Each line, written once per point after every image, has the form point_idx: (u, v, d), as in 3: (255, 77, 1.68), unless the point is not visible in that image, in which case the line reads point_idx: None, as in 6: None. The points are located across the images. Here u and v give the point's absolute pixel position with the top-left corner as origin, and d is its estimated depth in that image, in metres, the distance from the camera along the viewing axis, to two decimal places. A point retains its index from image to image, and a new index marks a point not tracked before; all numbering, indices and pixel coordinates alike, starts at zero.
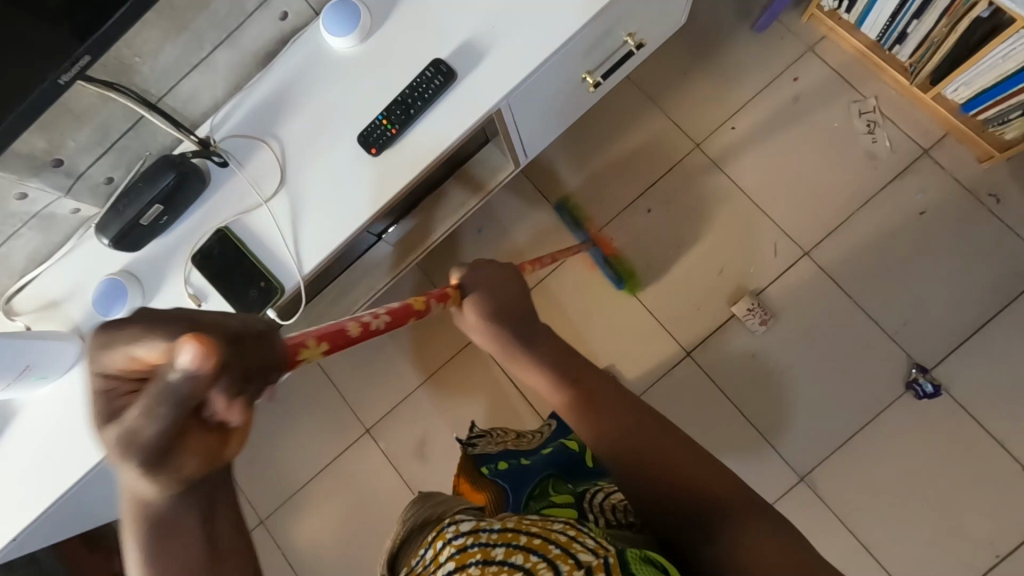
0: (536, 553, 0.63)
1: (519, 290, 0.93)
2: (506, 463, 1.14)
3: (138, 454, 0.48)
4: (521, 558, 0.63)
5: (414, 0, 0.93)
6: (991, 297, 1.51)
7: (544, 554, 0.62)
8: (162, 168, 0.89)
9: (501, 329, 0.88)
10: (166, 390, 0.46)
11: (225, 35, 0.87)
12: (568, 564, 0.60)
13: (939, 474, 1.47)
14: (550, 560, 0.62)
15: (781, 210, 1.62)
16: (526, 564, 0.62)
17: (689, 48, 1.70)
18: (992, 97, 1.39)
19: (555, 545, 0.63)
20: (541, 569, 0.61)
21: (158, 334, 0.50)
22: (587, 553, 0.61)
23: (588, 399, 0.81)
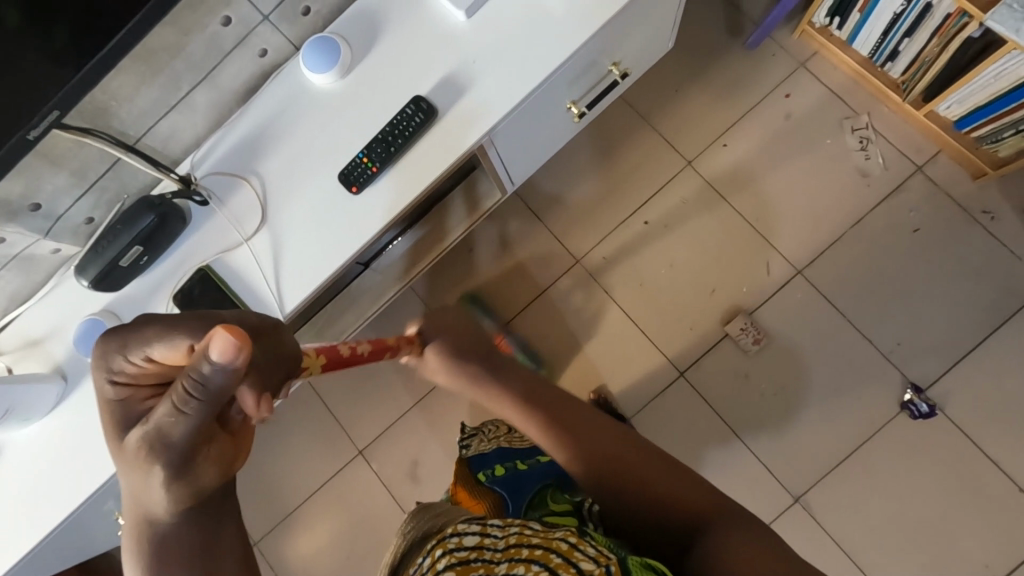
0: (537, 562, 0.59)
1: (471, 330, 1.05)
2: (503, 468, 1.09)
3: (166, 455, 0.54)
4: (524, 569, 0.59)
5: (395, 36, 0.92)
6: (986, 316, 1.50)
7: (546, 564, 0.59)
8: (141, 209, 0.88)
9: (462, 370, 0.98)
10: (204, 383, 0.53)
11: (203, 76, 0.87)
12: None
13: (936, 496, 1.46)
14: (551, 570, 0.58)
15: (773, 227, 1.61)
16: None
17: (680, 65, 1.69)
18: (985, 115, 1.37)
19: (557, 553, 0.60)
20: None
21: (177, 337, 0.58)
22: (590, 562, 0.58)
23: (551, 420, 0.86)
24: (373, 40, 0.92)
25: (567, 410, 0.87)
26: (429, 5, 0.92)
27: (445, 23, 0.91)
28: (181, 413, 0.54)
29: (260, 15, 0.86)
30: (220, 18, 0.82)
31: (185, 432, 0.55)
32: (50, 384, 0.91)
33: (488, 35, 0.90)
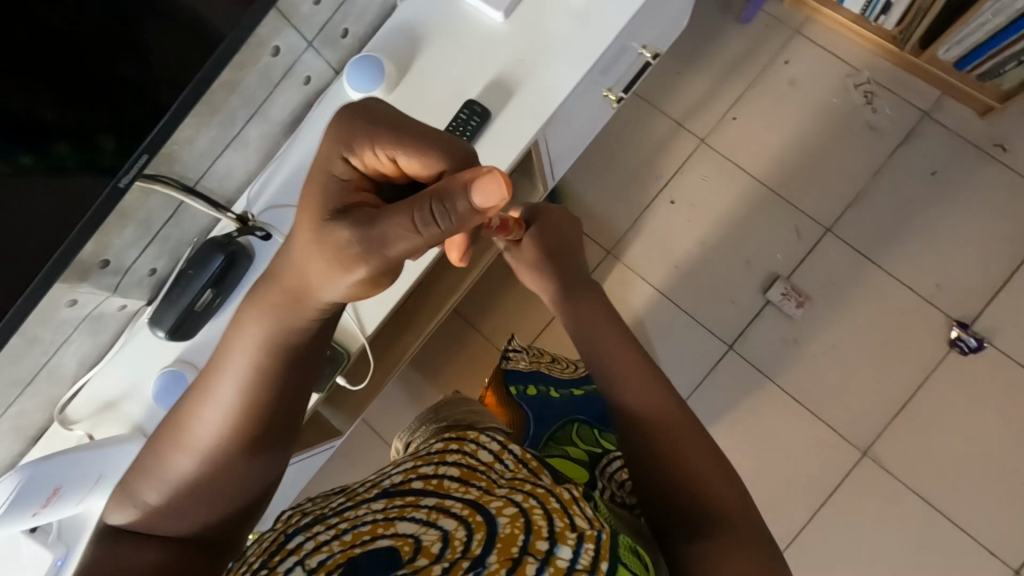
0: (535, 499, 0.61)
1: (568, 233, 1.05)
2: (535, 388, 1.17)
3: (369, 244, 0.57)
4: (520, 497, 0.61)
5: (435, 45, 0.92)
6: (1015, 245, 1.53)
7: (543, 503, 0.61)
8: (210, 250, 0.87)
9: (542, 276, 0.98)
10: (449, 199, 0.54)
11: (256, 109, 0.86)
12: (563, 522, 0.59)
13: (999, 426, 1.48)
14: (546, 511, 0.60)
15: (795, 191, 1.63)
16: (523, 503, 0.61)
17: (679, 48, 1.72)
18: (986, 53, 1.42)
19: (557, 499, 0.62)
20: (535, 514, 0.59)
21: (419, 151, 0.61)
22: (584, 521, 0.60)
23: (640, 401, 0.78)
24: (416, 51, 0.92)
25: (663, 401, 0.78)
26: (463, 10, 0.92)
27: (484, 27, 0.91)
28: (416, 225, 0.55)
29: (304, 42, 0.86)
30: (271, 49, 0.82)
31: (400, 233, 0.56)
32: (134, 446, 0.88)
33: (528, 33, 0.91)
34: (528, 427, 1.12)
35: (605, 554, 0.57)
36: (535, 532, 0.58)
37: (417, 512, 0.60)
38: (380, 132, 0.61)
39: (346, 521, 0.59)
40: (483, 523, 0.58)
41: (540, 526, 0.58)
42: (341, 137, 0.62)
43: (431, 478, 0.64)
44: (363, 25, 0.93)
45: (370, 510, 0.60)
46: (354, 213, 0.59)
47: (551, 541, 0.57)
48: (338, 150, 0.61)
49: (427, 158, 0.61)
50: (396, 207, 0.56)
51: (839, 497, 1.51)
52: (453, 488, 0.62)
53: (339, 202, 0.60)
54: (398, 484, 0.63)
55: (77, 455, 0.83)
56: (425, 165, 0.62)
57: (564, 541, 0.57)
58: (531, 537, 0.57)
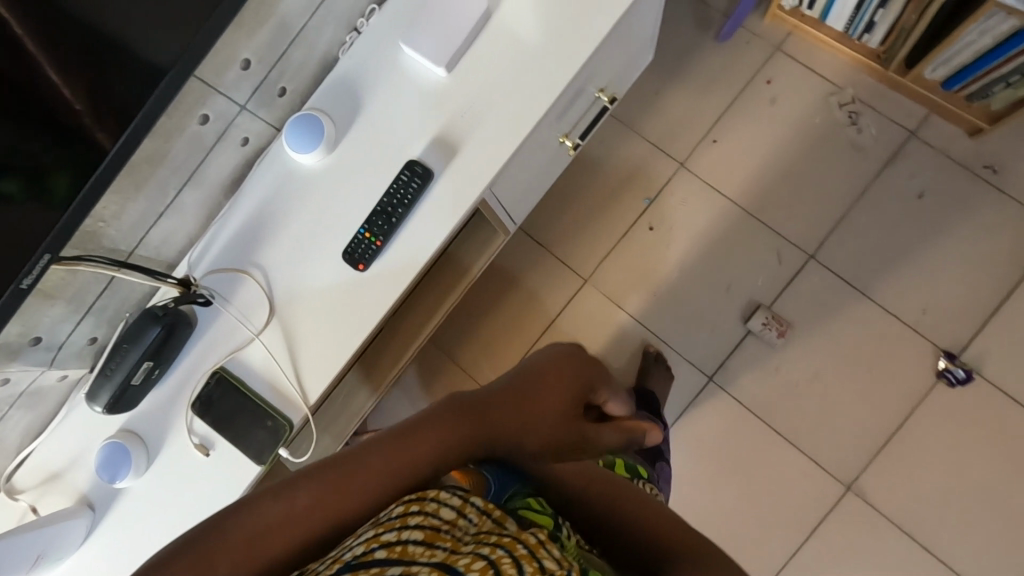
0: (503, 548, 0.53)
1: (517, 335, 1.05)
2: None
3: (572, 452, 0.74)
4: (487, 549, 0.53)
5: (377, 101, 0.89)
6: (1006, 271, 1.47)
7: (510, 550, 0.53)
8: (146, 322, 0.85)
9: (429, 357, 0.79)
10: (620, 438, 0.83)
11: (188, 176, 0.84)
12: (534, 567, 0.52)
13: (987, 460, 1.43)
14: (514, 559, 0.52)
15: (776, 214, 1.58)
16: (491, 555, 0.52)
17: (657, 68, 1.67)
18: (972, 73, 1.36)
19: (524, 545, 0.54)
20: (506, 568, 0.51)
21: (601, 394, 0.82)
22: (553, 563, 0.54)
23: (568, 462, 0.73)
24: (357, 109, 0.89)
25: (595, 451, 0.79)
26: (404, 64, 0.89)
27: (426, 82, 0.88)
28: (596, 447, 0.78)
29: (237, 106, 0.83)
30: (198, 117, 0.79)
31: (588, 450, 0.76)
32: (79, 518, 0.87)
33: (472, 87, 0.88)
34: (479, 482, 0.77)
35: None
36: None
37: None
38: (590, 370, 0.80)
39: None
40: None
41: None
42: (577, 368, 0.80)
43: (394, 545, 0.53)
44: (302, 80, 0.90)
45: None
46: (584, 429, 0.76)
47: None
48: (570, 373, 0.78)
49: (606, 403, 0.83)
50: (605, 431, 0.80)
51: (822, 532, 1.47)
52: (419, 553, 0.52)
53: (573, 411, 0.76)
54: (360, 554, 0.52)
55: (15, 538, 0.80)
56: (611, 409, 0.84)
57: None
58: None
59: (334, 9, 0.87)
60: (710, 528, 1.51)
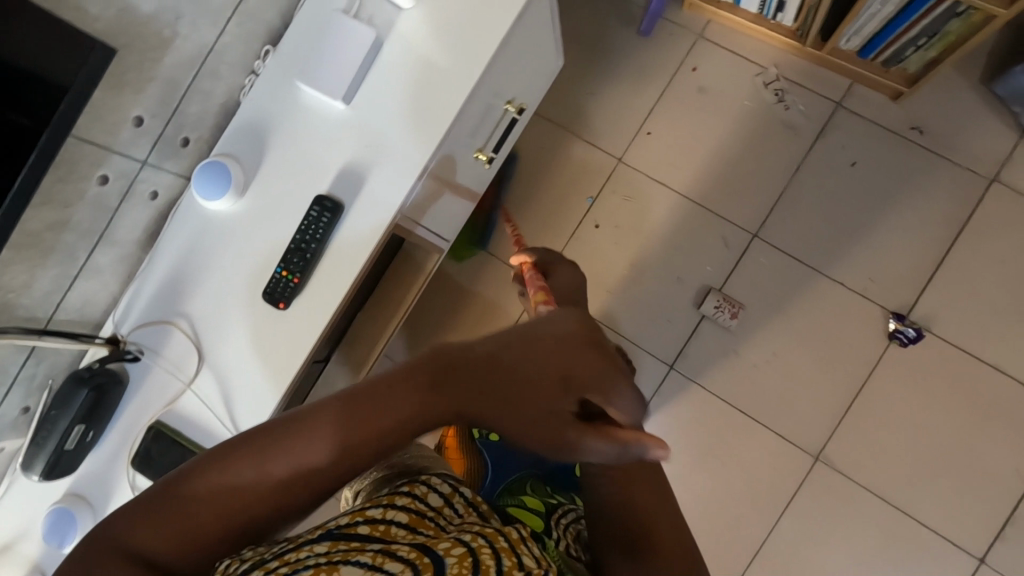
0: (484, 538, 0.55)
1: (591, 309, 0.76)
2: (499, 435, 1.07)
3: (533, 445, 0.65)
4: (469, 537, 0.56)
5: (283, 139, 0.90)
6: (943, 228, 1.50)
7: (491, 542, 0.55)
8: (73, 387, 0.84)
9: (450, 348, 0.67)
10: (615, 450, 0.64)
11: (98, 237, 0.84)
12: (511, 561, 0.53)
13: (946, 415, 1.46)
14: (495, 550, 0.54)
15: (718, 199, 1.61)
16: (471, 543, 0.55)
17: (585, 68, 1.69)
18: (884, 39, 1.38)
19: (506, 539, 0.56)
20: (482, 553, 0.53)
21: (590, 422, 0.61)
22: (534, 561, 0.55)
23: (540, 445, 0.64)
24: (263, 150, 0.90)
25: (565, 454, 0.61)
26: (305, 103, 0.90)
27: (327, 116, 0.89)
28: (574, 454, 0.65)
29: (138, 162, 0.83)
30: (97, 179, 0.79)
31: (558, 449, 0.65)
32: None
33: (373, 117, 0.89)
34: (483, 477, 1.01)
35: None
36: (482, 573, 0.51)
37: (361, 556, 0.53)
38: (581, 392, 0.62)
39: (285, 565, 0.52)
40: (430, 563, 0.52)
41: (488, 563, 0.52)
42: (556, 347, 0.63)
43: (378, 522, 0.57)
44: (205, 128, 0.90)
45: (312, 553, 0.53)
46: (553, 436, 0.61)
47: None
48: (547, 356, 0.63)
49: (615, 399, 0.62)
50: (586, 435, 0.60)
51: (797, 506, 1.49)
52: (399, 534, 0.56)
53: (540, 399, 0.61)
54: (342, 526, 0.56)
55: None
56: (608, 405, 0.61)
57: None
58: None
59: (226, 56, 0.87)
60: (688, 515, 1.52)
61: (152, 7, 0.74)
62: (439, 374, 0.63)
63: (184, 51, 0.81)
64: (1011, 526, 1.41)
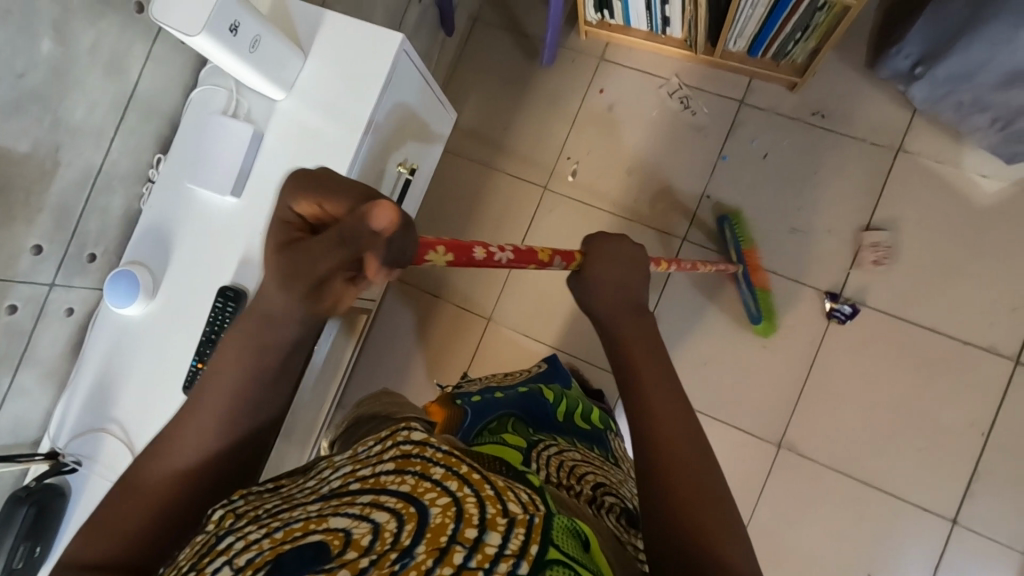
0: (470, 486, 0.52)
1: (637, 271, 0.83)
2: (481, 396, 1.05)
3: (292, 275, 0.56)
4: (455, 485, 0.52)
5: (185, 233, 0.95)
6: (859, 204, 1.55)
7: (476, 490, 0.51)
8: (13, 507, 0.87)
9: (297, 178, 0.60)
10: (353, 235, 0.54)
11: (18, 361, 0.88)
12: (494, 509, 0.50)
13: (894, 383, 1.49)
14: (479, 498, 0.51)
15: (643, 209, 1.66)
16: (457, 490, 0.52)
17: (499, 106, 1.77)
18: (766, 39, 1.45)
19: (492, 486, 0.53)
20: (468, 502, 0.50)
21: (338, 193, 0.58)
22: (518, 505, 0.51)
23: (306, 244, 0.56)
24: (167, 251, 0.95)
25: (319, 271, 0.55)
26: (199, 201, 0.95)
27: (217, 211, 0.94)
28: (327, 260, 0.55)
29: (45, 285, 0.88)
30: (6, 309, 0.83)
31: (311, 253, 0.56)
32: None
33: (261, 201, 0.94)
34: (462, 419, 0.98)
35: (537, 538, 0.48)
36: (464, 519, 0.49)
37: (350, 508, 0.51)
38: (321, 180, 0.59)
39: (276, 520, 0.51)
40: (415, 512, 0.50)
41: (470, 512, 0.49)
42: (289, 189, 0.59)
43: (367, 476, 0.55)
44: (108, 241, 0.95)
45: (303, 510, 0.52)
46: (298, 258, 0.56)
47: (481, 527, 0.48)
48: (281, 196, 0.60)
49: (341, 200, 0.58)
50: (311, 244, 0.55)
51: (770, 495, 1.50)
52: (386, 480, 0.53)
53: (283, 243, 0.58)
54: (335, 486, 0.54)
55: None
56: (333, 204, 0.58)
57: (494, 530, 0.48)
58: (460, 525, 0.48)
59: (117, 172, 0.92)
60: None
61: (29, 145, 0.78)
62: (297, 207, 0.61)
63: (71, 177, 0.85)
64: (977, 482, 1.43)
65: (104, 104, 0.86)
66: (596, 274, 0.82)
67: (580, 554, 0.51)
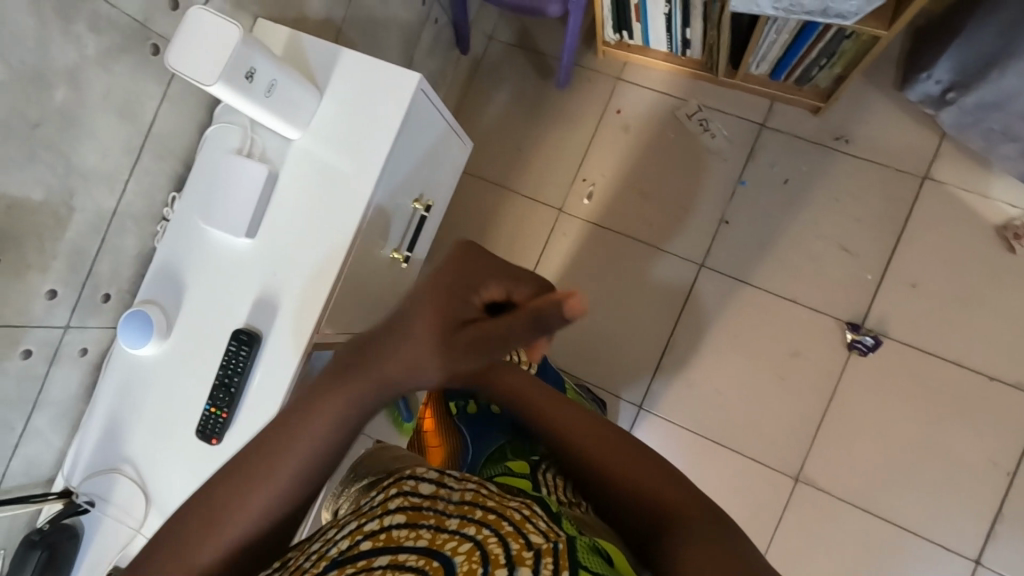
0: (488, 527, 0.56)
1: (463, 314, 0.64)
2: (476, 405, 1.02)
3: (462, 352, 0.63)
4: (473, 530, 0.56)
5: (199, 274, 0.94)
6: (884, 231, 1.51)
7: (496, 530, 0.56)
8: (27, 550, 0.88)
9: (469, 263, 0.66)
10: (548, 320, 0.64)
11: (32, 404, 0.87)
12: (517, 544, 0.54)
13: (917, 417, 1.45)
14: (500, 537, 0.55)
15: (659, 233, 1.63)
16: (477, 535, 0.55)
17: (513, 126, 1.74)
18: (789, 64, 1.41)
19: (509, 521, 0.56)
20: (491, 546, 0.54)
21: (510, 278, 0.66)
22: (539, 536, 0.55)
23: (487, 329, 0.63)
24: (181, 291, 0.94)
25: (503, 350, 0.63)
26: (213, 241, 0.94)
27: (230, 251, 0.94)
28: (517, 339, 0.64)
29: (60, 327, 0.87)
30: (21, 354, 0.83)
31: (502, 332, 0.63)
32: None
33: (276, 244, 0.93)
34: (465, 450, 0.96)
35: (565, 566, 0.52)
36: (491, 563, 0.53)
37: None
38: (485, 266, 0.66)
39: None
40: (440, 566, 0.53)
41: (496, 554, 0.53)
42: (478, 270, 0.66)
43: (378, 533, 0.57)
44: (122, 280, 0.94)
45: None
46: (476, 333, 0.63)
47: (510, 566, 0.53)
48: (462, 271, 0.65)
49: (514, 281, 0.66)
50: (498, 322, 0.63)
51: (785, 530, 1.47)
52: (403, 538, 0.56)
53: (455, 317, 0.63)
54: (345, 551, 0.56)
55: None
56: (517, 290, 0.66)
57: (523, 566, 0.52)
58: (489, 567, 0.52)
59: (130, 212, 0.91)
60: None
61: (43, 193, 0.77)
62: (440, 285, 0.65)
63: (85, 220, 0.84)
64: (1001, 523, 1.39)
65: (118, 147, 0.84)
66: (422, 340, 0.62)
67: (607, 570, 0.55)
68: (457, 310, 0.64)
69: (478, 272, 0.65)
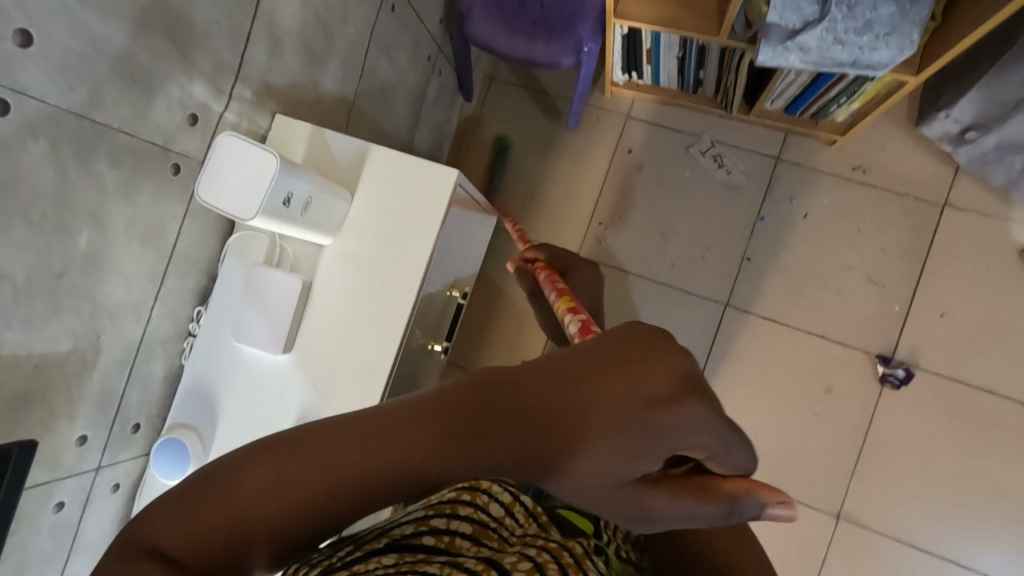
0: (549, 553, 0.47)
1: (630, 416, 0.44)
2: None
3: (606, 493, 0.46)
4: (533, 551, 0.47)
5: (233, 390, 0.89)
6: (908, 260, 1.50)
7: (556, 556, 0.47)
8: None
9: (664, 386, 0.44)
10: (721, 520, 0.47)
11: (66, 552, 0.81)
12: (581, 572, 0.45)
13: (953, 447, 1.45)
14: (560, 566, 0.46)
15: (681, 273, 1.60)
16: (537, 557, 0.46)
17: (523, 171, 1.70)
18: (805, 101, 1.39)
19: (569, 553, 0.48)
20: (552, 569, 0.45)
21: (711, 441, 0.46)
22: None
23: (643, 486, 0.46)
24: (215, 411, 0.89)
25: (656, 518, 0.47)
26: (245, 358, 0.89)
27: (266, 367, 0.88)
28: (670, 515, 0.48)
29: (91, 469, 0.81)
30: (53, 507, 0.76)
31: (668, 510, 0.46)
32: None
33: (315, 358, 0.88)
34: None
35: None
36: None
37: (428, 566, 0.44)
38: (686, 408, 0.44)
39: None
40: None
41: None
42: (703, 429, 0.44)
43: (441, 533, 0.49)
44: (151, 407, 0.88)
45: (378, 566, 0.44)
46: (634, 493, 0.46)
47: None
48: (683, 424, 0.44)
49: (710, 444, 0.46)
50: (669, 496, 0.46)
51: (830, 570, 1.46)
52: (465, 547, 0.48)
53: (624, 456, 0.45)
54: (407, 535, 0.48)
55: None
56: (727, 461, 0.47)
57: None
58: None
59: (157, 337, 0.85)
60: None
61: (69, 342, 0.71)
62: (609, 386, 0.44)
63: (113, 357, 0.78)
64: None
65: (142, 276, 0.78)
66: (564, 404, 0.44)
67: None
68: (618, 404, 0.44)
69: (666, 409, 0.44)
